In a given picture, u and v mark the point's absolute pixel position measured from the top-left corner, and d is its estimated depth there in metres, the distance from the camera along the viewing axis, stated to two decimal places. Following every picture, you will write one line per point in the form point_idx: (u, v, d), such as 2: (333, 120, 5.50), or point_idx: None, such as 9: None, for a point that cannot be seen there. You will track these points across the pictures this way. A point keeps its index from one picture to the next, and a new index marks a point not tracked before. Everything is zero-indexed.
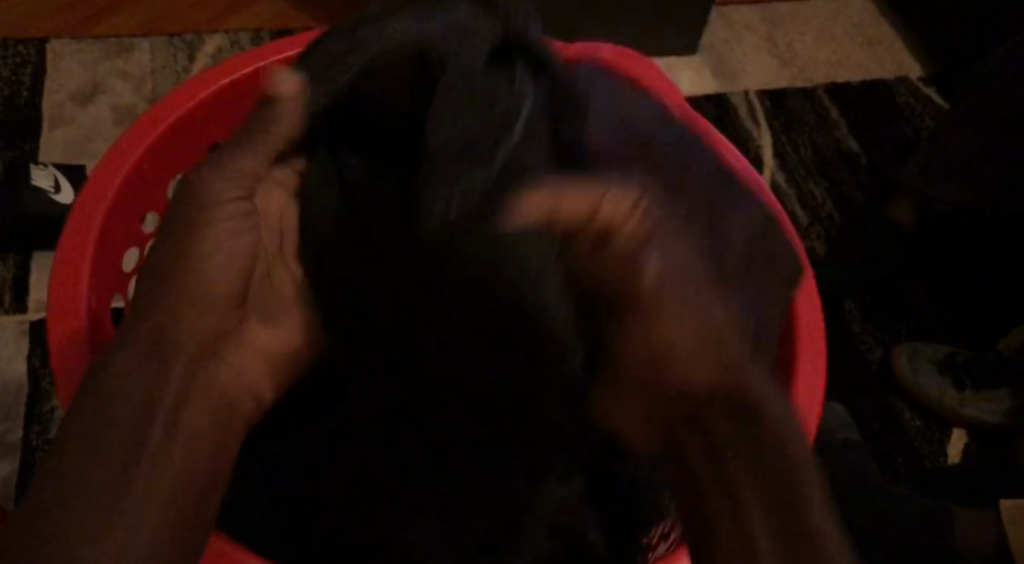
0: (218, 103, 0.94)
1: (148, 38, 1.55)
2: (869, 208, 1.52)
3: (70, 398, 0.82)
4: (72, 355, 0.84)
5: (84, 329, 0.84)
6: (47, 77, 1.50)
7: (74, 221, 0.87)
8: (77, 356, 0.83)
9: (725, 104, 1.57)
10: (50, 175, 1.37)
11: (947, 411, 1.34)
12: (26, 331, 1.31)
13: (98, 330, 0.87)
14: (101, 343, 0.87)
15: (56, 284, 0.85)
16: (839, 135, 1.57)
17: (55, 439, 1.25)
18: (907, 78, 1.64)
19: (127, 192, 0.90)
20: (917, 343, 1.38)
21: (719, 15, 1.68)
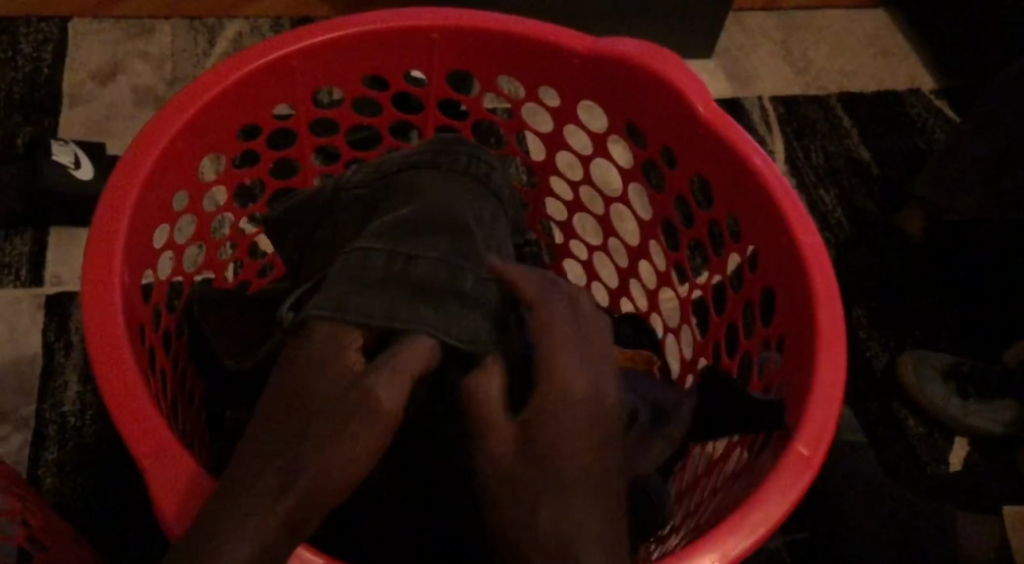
0: (251, 87, 0.93)
1: (169, 21, 1.56)
2: (879, 216, 1.53)
3: (109, 377, 0.83)
4: (106, 329, 0.84)
5: (119, 303, 0.85)
6: (69, 55, 1.51)
7: (107, 201, 0.87)
8: (111, 331, 0.84)
9: (739, 109, 1.59)
10: (71, 151, 1.38)
11: (951, 419, 1.35)
12: (41, 305, 1.32)
13: (130, 307, 0.87)
14: (134, 321, 0.88)
15: (90, 261, 0.86)
16: (851, 144, 1.58)
17: (67, 413, 1.26)
18: (919, 90, 1.65)
19: (160, 172, 0.90)
20: (923, 351, 1.40)
21: (736, 20, 1.69)
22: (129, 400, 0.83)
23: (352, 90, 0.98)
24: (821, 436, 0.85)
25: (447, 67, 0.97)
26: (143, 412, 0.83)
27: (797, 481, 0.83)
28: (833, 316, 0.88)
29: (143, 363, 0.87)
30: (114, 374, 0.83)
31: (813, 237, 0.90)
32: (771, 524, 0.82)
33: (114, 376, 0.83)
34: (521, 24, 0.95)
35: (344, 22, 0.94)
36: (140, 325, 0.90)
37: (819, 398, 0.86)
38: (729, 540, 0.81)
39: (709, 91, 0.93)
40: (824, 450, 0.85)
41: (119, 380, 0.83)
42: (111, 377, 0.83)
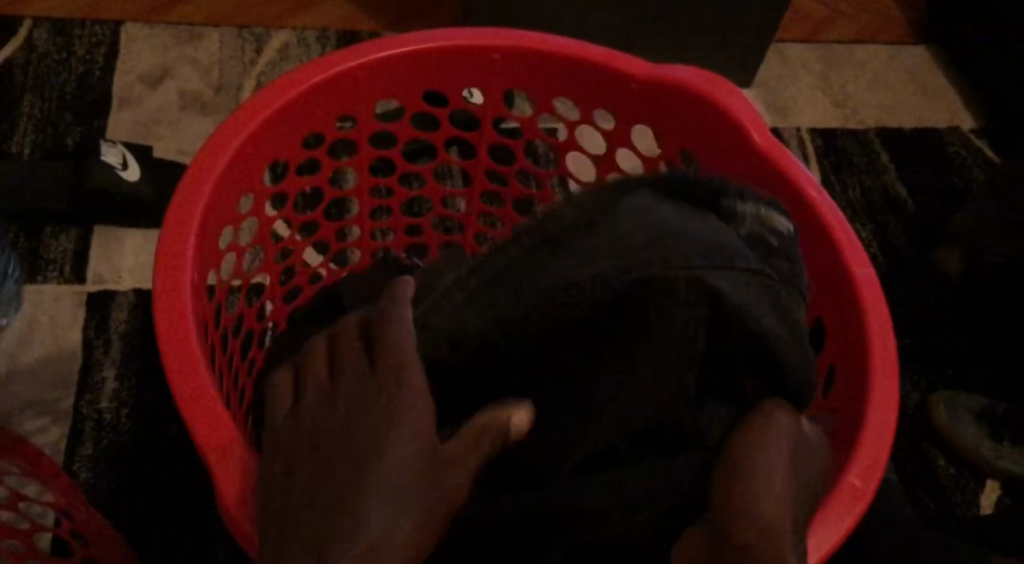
0: (326, 94, 0.94)
1: (218, 29, 1.58)
2: (914, 252, 1.53)
3: (176, 370, 0.83)
4: (176, 322, 0.85)
5: (189, 299, 0.86)
6: (120, 58, 1.53)
7: (180, 197, 0.88)
8: (182, 323, 0.85)
9: (778, 139, 1.60)
10: (118, 151, 1.40)
11: (983, 460, 1.35)
12: (84, 301, 1.34)
13: (198, 305, 0.88)
14: (201, 318, 0.88)
15: (161, 257, 0.86)
16: (888, 179, 1.59)
17: (104, 409, 1.27)
18: (959, 128, 1.66)
19: (230, 174, 0.90)
20: (955, 391, 1.40)
21: (776, 51, 1.70)
22: (194, 390, 0.84)
23: (415, 105, 0.98)
24: (874, 469, 0.85)
25: (509, 86, 0.98)
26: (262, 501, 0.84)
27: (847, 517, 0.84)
28: (886, 347, 0.89)
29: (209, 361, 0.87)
30: (211, 433, 0.83)
31: (866, 270, 0.92)
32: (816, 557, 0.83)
33: (182, 367, 0.84)
34: (583, 48, 0.96)
35: (408, 38, 0.95)
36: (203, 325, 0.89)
37: (871, 437, 0.87)
38: None
39: (765, 121, 0.95)
40: (877, 482, 0.85)
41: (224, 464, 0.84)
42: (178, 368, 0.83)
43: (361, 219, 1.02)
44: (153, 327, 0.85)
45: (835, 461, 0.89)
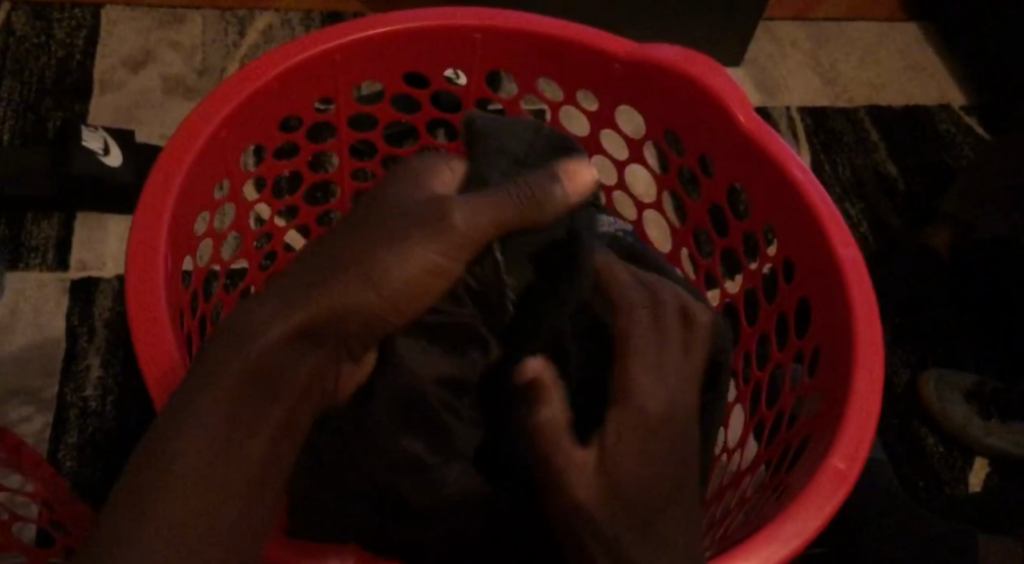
0: (301, 76, 0.92)
1: (201, 11, 1.56)
2: (905, 231, 1.53)
3: (147, 358, 0.82)
4: (145, 305, 0.83)
5: (162, 283, 0.84)
6: (101, 42, 1.51)
7: (154, 180, 0.86)
8: (152, 306, 0.83)
9: (766, 118, 1.59)
10: (100, 137, 1.38)
11: (973, 438, 1.34)
12: (68, 288, 1.32)
13: (173, 291, 0.86)
14: (175, 304, 0.86)
15: (132, 241, 0.84)
16: (878, 158, 1.58)
17: (89, 397, 1.26)
18: (949, 106, 1.65)
19: (204, 156, 0.89)
20: (945, 369, 1.39)
21: (765, 29, 1.69)
22: (162, 373, 0.82)
23: (394, 86, 0.96)
24: (859, 449, 0.83)
25: (490, 66, 0.96)
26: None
27: (832, 495, 0.81)
28: (872, 329, 0.87)
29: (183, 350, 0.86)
30: (158, 365, 0.82)
31: (852, 249, 0.90)
32: (806, 535, 0.80)
33: (153, 353, 0.82)
34: (563, 27, 0.94)
35: (386, 18, 0.93)
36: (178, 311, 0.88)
37: (855, 415, 0.84)
38: (769, 547, 0.79)
39: (750, 100, 0.93)
40: (862, 462, 0.83)
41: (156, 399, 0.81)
42: (149, 353, 0.82)
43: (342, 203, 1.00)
44: (126, 315, 0.83)
45: (819, 440, 0.86)
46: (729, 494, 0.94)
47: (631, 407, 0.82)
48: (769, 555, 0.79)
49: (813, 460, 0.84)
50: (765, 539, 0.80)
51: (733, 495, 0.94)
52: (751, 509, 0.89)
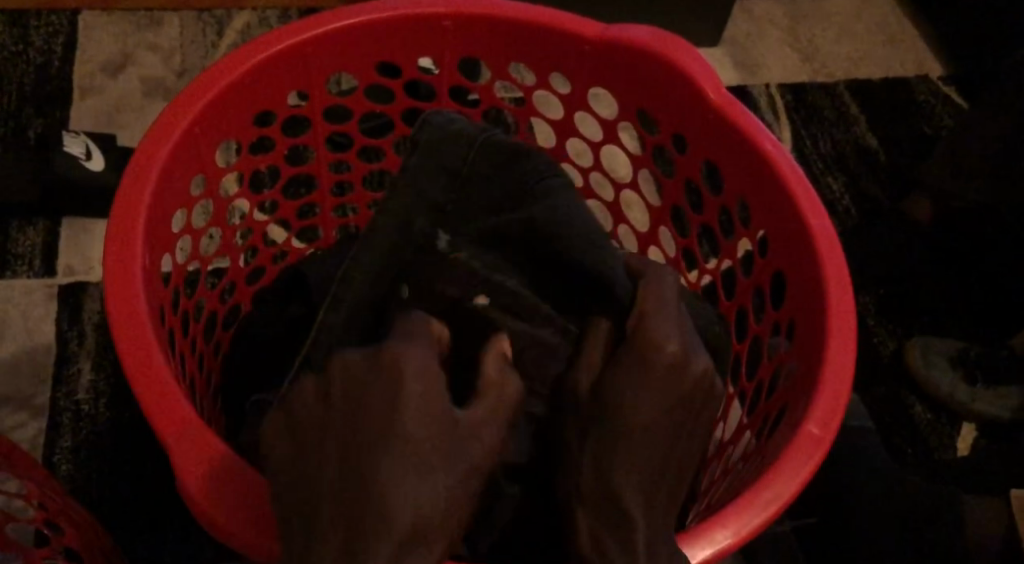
0: (273, 71, 0.93)
1: (179, 13, 1.57)
2: (887, 202, 1.53)
3: (131, 358, 0.82)
4: (127, 303, 0.84)
5: (139, 282, 0.84)
6: (79, 48, 1.51)
7: (129, 179, 0.87)
8: (133, 304, 0.83)
9: (746, 96, 1.59)
10: (82, 142, 1.39)
11: (958, 404, 1.36)
12: (55, 294, 1.32)
13: (151, 290, 0.87)
14: (156, 302, 0.87)
15: (109, 241, 0.85)
16: (859, 131, 1.58)
17: (81, 401, 1.27)
18: (928, 77, 1.65)
19: (179, 153, 0.89)
20: (931, 337, 1.41)
21: (742, 9, 1.69)
22: (146, 372, 0.82)
23: (367, 77, 0.97)
24: (834, 417, 0.84)
25: (461, 54, 0.97)
26: (208, 463, 0.80)
27: (806, 463, 0.83)
28: (844, 296, 0.88)
29: (166, 347, 0.86)
30: (141, 367, 0.82)
31: (823, 220, 0.91)
32: (783, 501, 0.81)
33: (135, 351, 0.82)
34: (532, 11, 0.95)
35: (355, 10, 0.94)
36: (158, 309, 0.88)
37: (828, 382, 0.86)
38: (745, 515, 0.81)
39: (719, 77, 0.94)
40: (836, 427, 0.84)
41: (229, 504, 0.79)
42: (131, 351, 0.82)
43: (321, 196, 1.01)
44: (105, 315, 0.83)
45: (795, 407, 0.87)
46: (715, 466, 0.96)
47: (649, 369, 0.84)
48: (744, 525, 0.81)
49: (789, 426, 0.85)
50: (738, 504, 0.81)
51: (720, 466, 0.95)
52: (735, 476, 0.90)
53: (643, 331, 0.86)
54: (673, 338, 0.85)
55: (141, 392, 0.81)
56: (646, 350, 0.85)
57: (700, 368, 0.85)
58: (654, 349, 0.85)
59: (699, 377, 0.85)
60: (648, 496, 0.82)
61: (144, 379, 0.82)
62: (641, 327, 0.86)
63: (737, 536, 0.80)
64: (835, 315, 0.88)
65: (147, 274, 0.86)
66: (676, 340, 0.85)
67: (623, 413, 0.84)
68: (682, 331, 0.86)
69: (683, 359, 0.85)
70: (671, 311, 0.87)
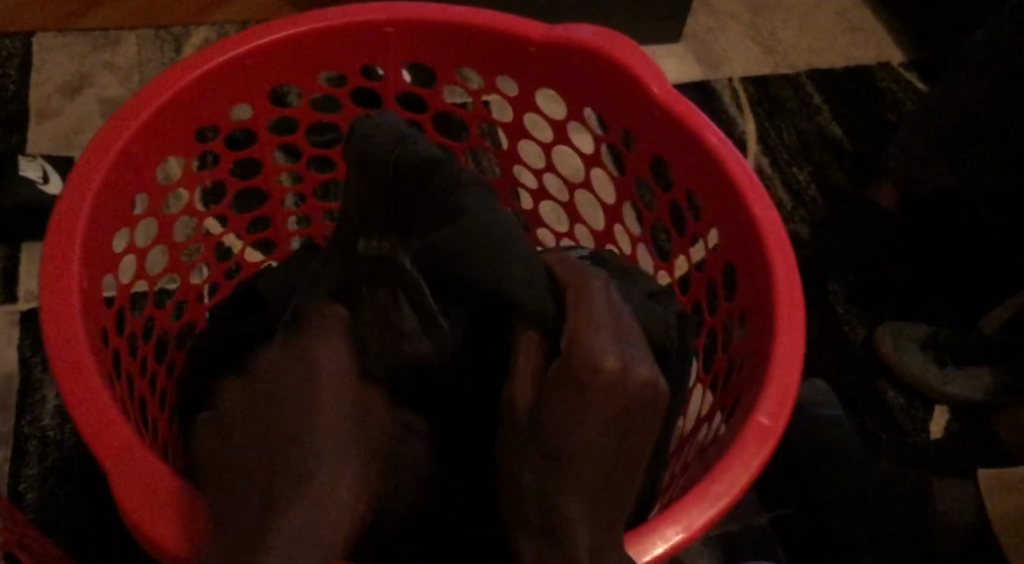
0: (213, 86, 0.92)
1: (135, 31, 1.56)
2: (852, 189, 1.53)
3: (70, 383, 0.81)
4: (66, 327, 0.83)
5: (78, 305, 0.83)
6: (34, 70, 1.50)
7: (66, 201, 0.86)
8: (72, 328, 0.82)
9: (709, 91, 1.58)
10: (38, 166, 1.37)
11: (930, 387, 1.35)
12: (16, 321, 1.31)
13: (93, 313, 0.86)
14: (97, 323, 0.86)
15: (47, 264, 0.84)
16: (823, 120, 1.58)
17: (47, 427, 1.25)
18: (889, 64, 1.65)
19: (118, 172, 0.88)
20: (901, 322, 1.41)
21: (702, 3, 1.69)
22: (87, 396, 0.81)
23: (311, 88, 0.96)
24: (782, 406, 0.84)
25: (404, 60, 0.96)
26: (152, 492, 0.79)
27: (756, 454, 0.82)
28: (793, 287, 0.88)
29: (109, 370, 0.85)
30: (81, 392, 0.81)
31: (770, 212, 0.90)
32: (735, 492, 0.81)
33: (73, 374, 0.81)
34: (474, 14, 0.94)
35: (294, 21, 0.93)
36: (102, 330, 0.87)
37: (778, 373, 0.85)
38: (697, 508, 0.81)
39: (664, 72, 0.93)
40: (786, 417, 0.84)
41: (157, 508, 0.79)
42: (70, 374, 0.81)
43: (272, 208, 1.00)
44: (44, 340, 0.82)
45: (746, 397, 0.87)
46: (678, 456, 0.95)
47: (584, 387, 0.78)
48: (695, 519, 0.81)
49: (739, 417, 0.85)
50: (689, 497, 0.81)
51: (682, 457, 0.94)
52: (691, 469, 0.89)
53: (577, 343, 0.79)
54: (612, 352, 0.78)
55: (82, 417, 0.80)
56: (580, 363, 0.78)
57: (642, 377, 0.79)
58: (590, 364, 0.78)
59: (640, 384, 0.79)
60: (589, 510, 0.79)
61: (86, 403, 0.81)
62: (574, 345, 0.78)
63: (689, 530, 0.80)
64: (785, 307, 0.87)
65: (87, 296, 0.85)
66: (611, 351, 0.79)
67: (560, 436, 0.78)
68: (617, 338, 0.80)
69: (622, 370, 0.78)
70: (609, 332, 0.80)
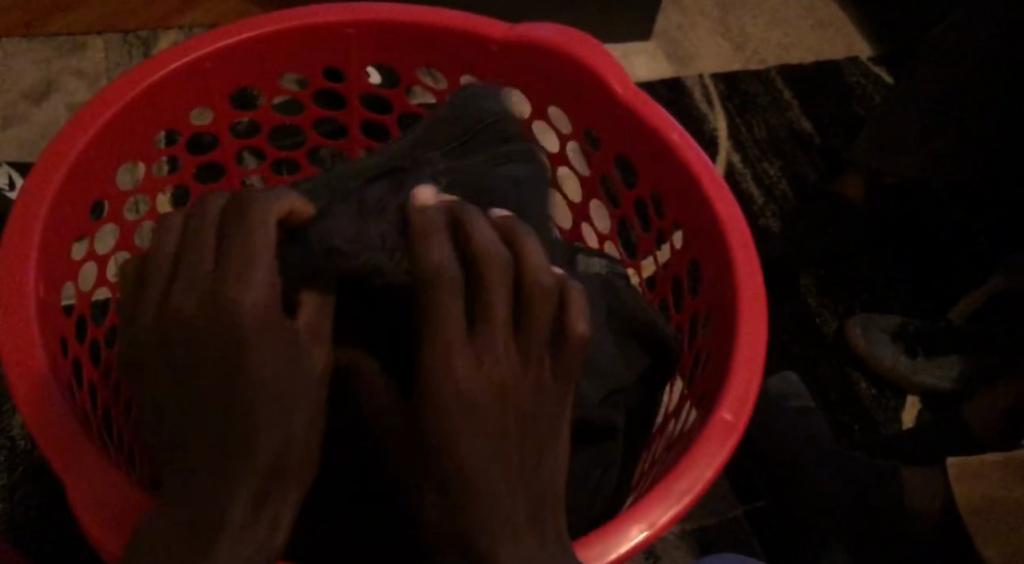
0: (171, 91, 0.92)
1: (103, 36, 1.55)
2: (822, 184, 1.54)
3: (29, 395, 0.81)
4: (23, 340, 0.82)
5: (35, 321, 0.83)
6: (1, 76, 1.49)
7: (23, 207, 0.85)
8: (29, 337, 0.82)
9: (680, 87, 1.58)
10: (4, 172, 1.33)
11: (901, 377, 1.36)
12: None
13: (50, 321, 0.85)
14: (54, 334, 0.85)
15: (2, 273, 0.83)
16: (792, 115, 1.59)
17: (16, 437, 1.20)
18: (858, 58, 1.66)
19: (76, 178, 0.88)
20: (872, 314, 1.41)
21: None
22: (44, 405, 0.81)
23: (272, 91, 0.96)
24: (746, 402, 0.84)
25: (365, 62, 0.96)
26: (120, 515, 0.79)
27: (722, 451, 0.82)
28: (754, 283, 0.88)
29: (68, 380, 0.85)
30: (40, 403, 0.81)
31: (732, 209, 0.90)
32: (698, 489, 0.81)
33: (30, 386, 0.81)
34: (435, 14, 0.94)
35: (254, 23, 0.92)
36: (61, 339, 0.87)
37: (741, 369, 0.85)
38: (663, 504, 0.81)
39: (626, 70, 0.93)
40: (748, 412, 0.84)
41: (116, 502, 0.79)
42: (27, 385, 0.81)
43: None
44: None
45: (713, 393, 0.87)
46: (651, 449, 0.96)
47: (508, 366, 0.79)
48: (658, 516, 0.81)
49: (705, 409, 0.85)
50: (655, 493, 0.81)
51: (655, 449, 0.94)
52: (660, 463, 0.89)
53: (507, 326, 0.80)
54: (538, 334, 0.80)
55: (38, 429, 0.80)
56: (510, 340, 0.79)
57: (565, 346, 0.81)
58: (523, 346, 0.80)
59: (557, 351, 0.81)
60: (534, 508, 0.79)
61: (42, 415, 0.80)
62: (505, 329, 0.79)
63: (654, 528, 0.80)
64: (747, 303, 0.87)
65: (43, 303, 0.85)
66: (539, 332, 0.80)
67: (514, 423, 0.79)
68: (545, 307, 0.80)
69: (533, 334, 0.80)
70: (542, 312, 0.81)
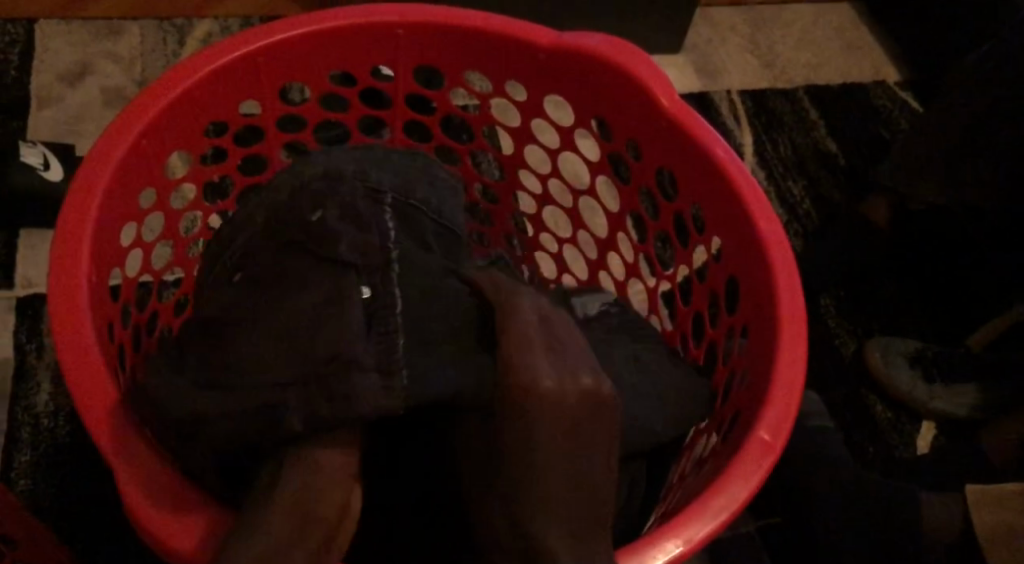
0: (222, 82, 0.93)
1: (138, 21, 1.56)
2: (846, 206, 1.54)
3: (79, 379, 0.82)
4: (72, 325, 0.83)
5: (85, 304, 0.84)
6: (36, 56, 1.50)
7: (77, 193, 0.86)
8: (78, 320, 0.83)
9: (708, 103, 1.59)
10: (38, 153, 1.33)
11: (917, 403, 1.37)
12: (14, 307, 1.27)
13: (99, 305, 0.86)
14: (102, 320, 0.87)
15: (54, 256, 0.85)
16: (818, 135, 1.59)
17: (41, 414, 1.21)
18: (884, 82, 1.67)
19: (127, 165, 0.89)
20: (892, 337, 1.42)
21: (702, 15, 1.70)
22: (92, 390, 0.83)
23: (318, 86, 0.97)
24: (784, 422, 0.85)
25: (412, 63, 0.97)
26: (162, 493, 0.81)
27: (757, 469, 0.84)
28: (794, 300, 0.89)
29: (113, 365, 0.87)
30: (91, 388, 0.82)
31: (774, 227, 0.91)
32: (733, 510, 0.83)
33: (83, 371, 0.83)
34: (483, 18, 0.95)
35: (306, 19, 0.94)
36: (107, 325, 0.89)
37: (781, 387, 0.86)
38: (700, 521, 0.82)
39: (672, 84, 0.94)
40: (785, 437, 0.85)
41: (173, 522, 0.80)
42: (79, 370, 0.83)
43: None
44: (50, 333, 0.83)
45: (750, 411, 0.88)
46: (678, 468, 0.97)
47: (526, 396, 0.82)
48: (693, 533, 0.82)
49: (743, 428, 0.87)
50: (694, 510, 0.82)
51: (683, 469, 0.96)
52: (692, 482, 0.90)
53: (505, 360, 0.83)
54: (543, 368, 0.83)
55: (88, 414, 0.82)
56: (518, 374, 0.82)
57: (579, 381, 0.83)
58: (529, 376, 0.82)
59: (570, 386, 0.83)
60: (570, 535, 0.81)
61: (91, 401, 0.82)
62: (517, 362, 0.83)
63: (689, 543, 0.81)
64: (786, 319, 0.88)
65: (93, 287, 0.86)
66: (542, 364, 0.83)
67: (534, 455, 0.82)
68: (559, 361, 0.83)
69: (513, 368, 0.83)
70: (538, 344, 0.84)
